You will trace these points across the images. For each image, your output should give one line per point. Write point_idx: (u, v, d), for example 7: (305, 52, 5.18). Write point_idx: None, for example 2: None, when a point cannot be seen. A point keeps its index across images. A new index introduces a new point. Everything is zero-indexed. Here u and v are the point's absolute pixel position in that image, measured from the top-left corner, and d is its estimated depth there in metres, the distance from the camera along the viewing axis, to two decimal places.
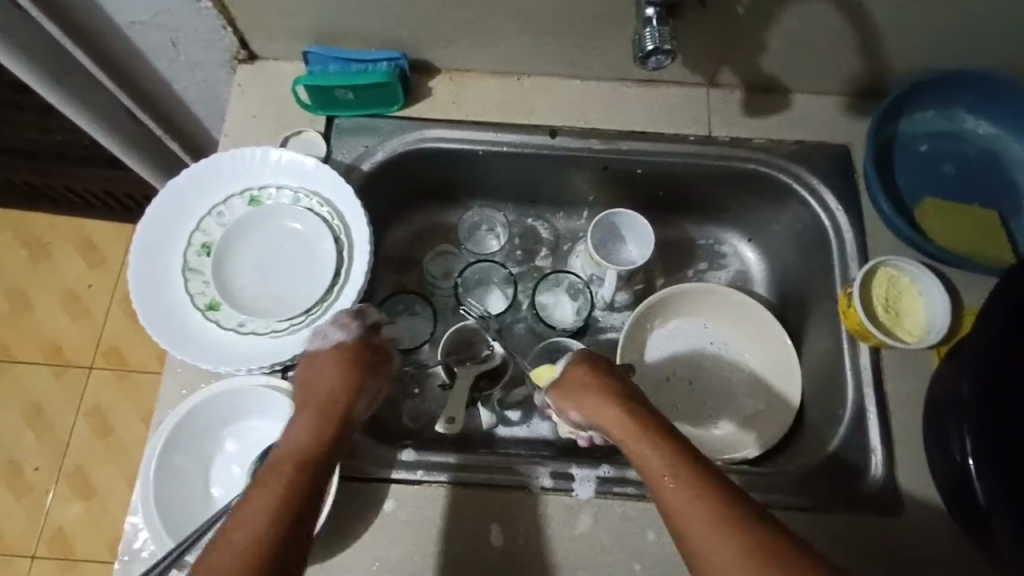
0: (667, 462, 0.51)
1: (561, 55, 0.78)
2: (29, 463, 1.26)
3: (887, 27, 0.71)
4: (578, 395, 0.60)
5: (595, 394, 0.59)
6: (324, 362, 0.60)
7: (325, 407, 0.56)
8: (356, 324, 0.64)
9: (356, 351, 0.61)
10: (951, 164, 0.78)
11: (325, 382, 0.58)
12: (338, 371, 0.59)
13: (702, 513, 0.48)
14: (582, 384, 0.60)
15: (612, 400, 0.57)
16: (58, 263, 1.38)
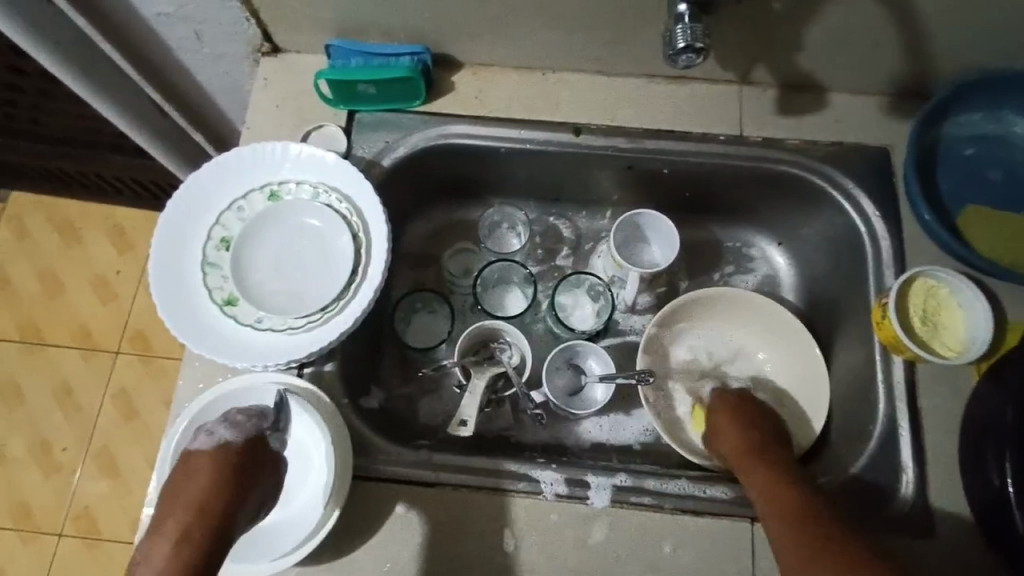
0: (790, 521, 0.56)
1: (588, 50, 0.76)
2: (58, 443, 1.29)
3: (934, 24, 0.67)
4: (721, 435, 0.68)
5: (727, 415, 0.69)
6: (202, 460, 0.56)
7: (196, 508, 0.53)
8: (246, 421, 0.59)
9: (243, 448, 0.58)
10: (998, 171, 0.74)
11: (203, 480, 0.55)
12: (214, 472, 0.55)
13: (802, 527, 0.55)
14: (725, 422, 0.68)
15: (741, 429, 0.67)
16: (88, 248, 1.40)
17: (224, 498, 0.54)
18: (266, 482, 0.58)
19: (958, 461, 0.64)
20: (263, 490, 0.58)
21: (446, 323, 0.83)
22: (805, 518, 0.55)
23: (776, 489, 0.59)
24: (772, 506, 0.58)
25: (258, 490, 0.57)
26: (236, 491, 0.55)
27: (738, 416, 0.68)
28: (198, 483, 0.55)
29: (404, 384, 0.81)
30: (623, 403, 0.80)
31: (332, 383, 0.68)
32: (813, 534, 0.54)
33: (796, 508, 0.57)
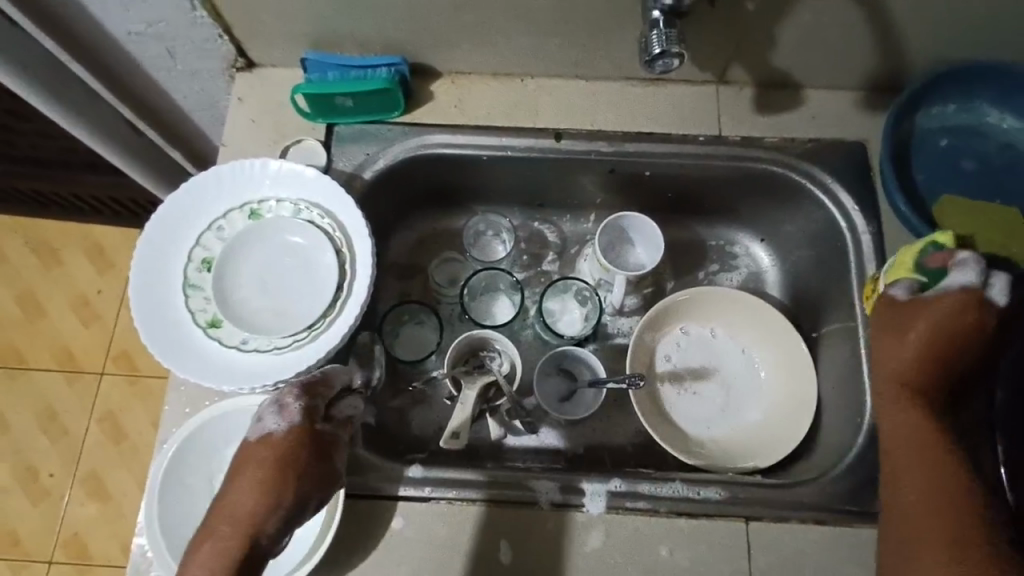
0: (947, 473, 0.56)
1: (566, 55, 0.76)
2: (44, 469, 1.27)
3: (905, 21, 0.68)
4: (890, 339, 0.62)
5: (926, 316, 0.60)
6: (260, 459, 0.55)
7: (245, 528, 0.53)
8: (296, 407, 0.58)
9: (292, 446, 0.56)
10: (973, 161, 0.75)
11: (262, 463, 0.55)
12: (267, 464, 0.55)
13: (938, 510, 0.54)
14: (910, 324, 0.60)
15: (921, 362, 0.60)
16: (67, 269, 1.38)
17: (268, 496, 0.54)
18: (314, 483, 0.56)
19: None
20: (311, 493, 0.56)
21: (435, 334, 0.82)
22: (940, 502, 0.54)
23: (917, 468, 0.57)
24: (905, 482, 0.57)
25: (306, 494, 0.55)
26: (281, 486, 0.54)
27: (934, 320, 0.59)
28: (252, 493, 0.54)
29: (394, 398, 0.80)
30: (615, 406, 0.80)
31: None
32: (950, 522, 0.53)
33: (933, 487, 0.55)
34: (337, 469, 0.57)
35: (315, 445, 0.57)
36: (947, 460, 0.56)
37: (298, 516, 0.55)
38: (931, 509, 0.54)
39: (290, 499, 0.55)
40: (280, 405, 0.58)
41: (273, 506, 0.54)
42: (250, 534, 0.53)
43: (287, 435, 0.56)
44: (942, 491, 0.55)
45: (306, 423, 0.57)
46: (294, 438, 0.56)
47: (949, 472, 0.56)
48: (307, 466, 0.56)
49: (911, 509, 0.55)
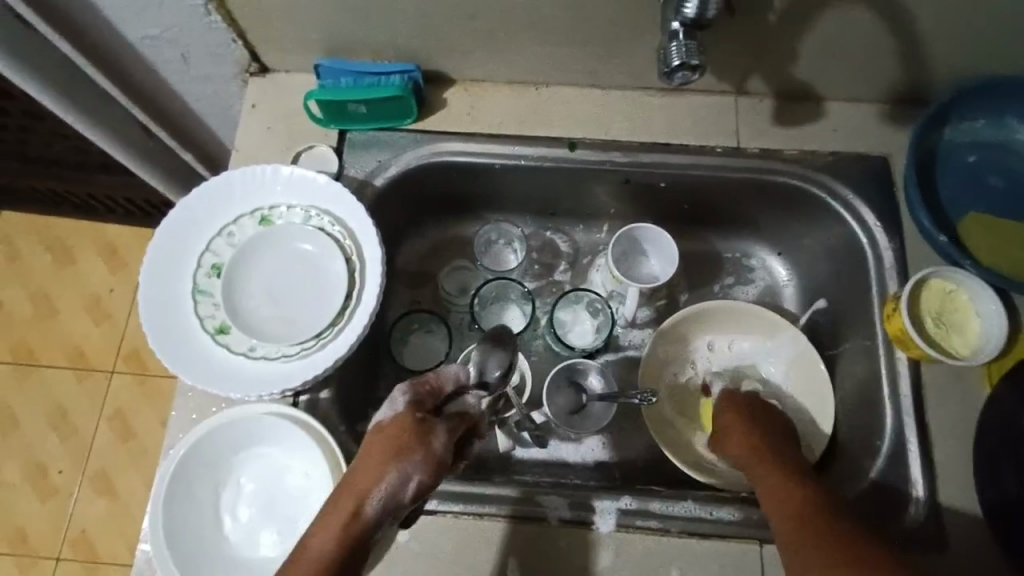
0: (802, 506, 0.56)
1: (582, 64, 0.75)
2: (53, 466, 1.27)
3: (931, 34, 0.67)
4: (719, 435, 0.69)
5: (732, 419, 0.68)
6: (371, 448, 0.53)
7: (350, 515, 0.50)
8: (404, 398, 0.56)
9: (395, 433, 0.53)
10: (999, 177, 0.73)
11: (368, 452, 0.53)
12: (373, 453, 0.53)
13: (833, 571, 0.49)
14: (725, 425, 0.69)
15: (757, 451, 0.64)
16: (80, 269, 1.39)
17: (368, 483, 0.51)
18: (418, 469, 0.52)
19: (970, 474, 0.64)
20: (415, 480, 0.52)
21: (444, 343, 0.81)
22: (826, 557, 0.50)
23: (801, 536, 0.53)
24: (799, 555, 0.52)
25: (409, 479, 0.52)
26: (380, 472, 0.51)
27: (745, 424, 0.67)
28: (362, 481, 0.51)
29: None
30: (626, 420, 0.79)
31: (328, 412, 0.66)
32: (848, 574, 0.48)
33: (819, 546, 0.51)
34: (439, 455, 0.54)
35: (421, 436, 0.54)
36: (815, 518, 0.54)
37: (399, 505, 0.52)
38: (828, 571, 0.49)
39: (393, 485, 0.51)
40: (389, 400, 0.57)
41: (377, 492, 0.51)
42: (349, 522, 0.50)
43: (393, 425, 0.54)
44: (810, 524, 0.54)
45: (412, 412, 0.55)
46: (400, 425, 0.54)
47: (829, 530, 0.53)
48: (411, 456, 0.52)
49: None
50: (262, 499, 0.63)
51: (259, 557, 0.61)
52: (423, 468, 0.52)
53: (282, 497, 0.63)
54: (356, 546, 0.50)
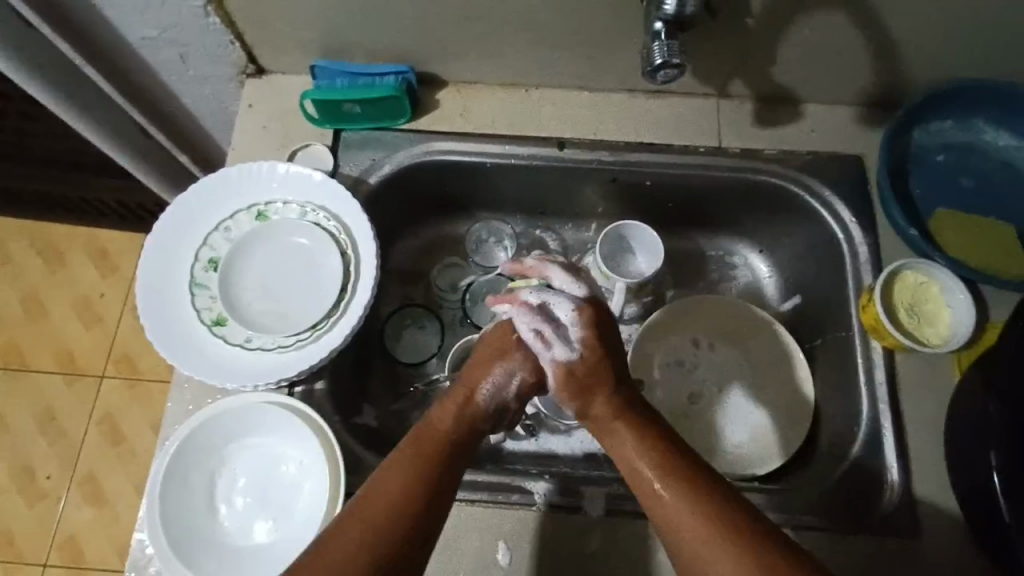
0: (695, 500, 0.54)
1: (570, 67, 0.78)
2: (41, 470, 1.27)
3: (901, 39, 0.70)
4: (580, 389, 0.63)
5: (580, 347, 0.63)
6: (486, 348, 0.66)
7: (467, 398, 0.62)
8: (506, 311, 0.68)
9: (501, 339, 0.66)
10: (969, 177, 0.76)
11: (482, 351, 0.66)
12: (485, 354, 0.65)
13: (688, 513, 0.53)
14: (587, 376, 0.63)
15: (603, 385, 0.63)
16: (70, 272, 1.39)
17: (477, 377, 0.64)
18: (521, 368, 0.64)
19: (944, 459, 0.66)
20: (519, 374, 0.64)
21: (436, 338, 0.84)
22: (680, 500, 0.54)
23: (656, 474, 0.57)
24: (653, 497, 0.56)
25: (514, 374, 0.64)
26: (488, 366, 0.64)
27: (591, 356, 0.63)
28: (474, 376, 0.64)
29: (396, 401, 0.81)
30: None
31: (324, 401, 0.67)
32: (701, 519, 0.53)
33: (675, 489, 0.55)
34: (540, 357, 0.64)
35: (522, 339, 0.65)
36: (675, 469, 0.56)
37: (505, 398, 0.64)
38: (686, 515, 0.53)
39: (501, 379, 0.64)
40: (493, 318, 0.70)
41: (488, 383, 0.63)
42: (463, 402, 0.62)
43: (499, 330, 0.66)
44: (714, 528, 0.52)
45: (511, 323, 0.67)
46: (506, 331, 0.66)
47: (685, 473, 0.56)
48: (516, 356, 0.64)
49: (670, 522, 0.54)
50: (256, 488, 0.64)
51: (254, 543, 0.62)
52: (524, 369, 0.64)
53: (276, 485, 0.64)
54: (472, 426, 0.61)
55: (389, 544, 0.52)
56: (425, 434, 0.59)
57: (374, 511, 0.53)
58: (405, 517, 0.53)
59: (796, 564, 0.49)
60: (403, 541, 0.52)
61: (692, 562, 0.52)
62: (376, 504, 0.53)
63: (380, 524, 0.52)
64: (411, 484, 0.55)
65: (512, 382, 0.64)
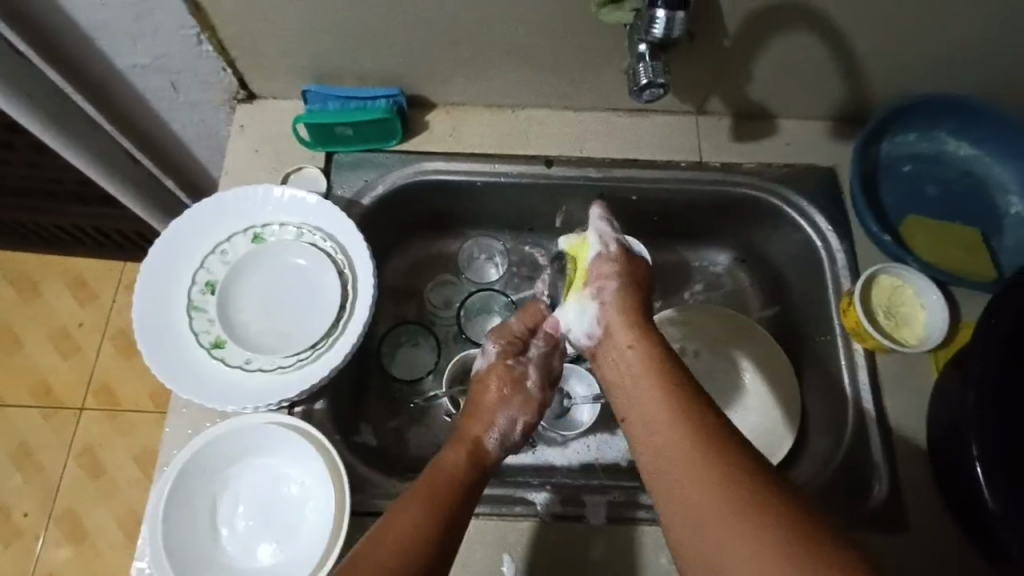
0: (699, 431, 0.53)
1: (555, 88, 0.81)
2: (17, 507, 1.23)
3: (865, 58, 0.75)
4: (622, 276, 0.68)
5: (618, 290, 0.67)
6: (485, 388, 0.69)
7: (475, 445, 0.64)
8: (497, 347, 0.71)
9: (500, 379, 0.69)
10: (934, 186, 0.81)
11: (479, 394, 0.69)
12: (487, 394, 0.68)
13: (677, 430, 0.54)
14: (626, 271, 0.69)
15: (631, 304, 0.66)
16: (47, 302, 1.36)
17: (481, 424, 0.66)
18: (522, 412, 0.68)
19: (927, 454, 0.69)
20: (521, 418, 0.68)
21: (431, 355, 0.85)
22: (674, 418, 0.55)
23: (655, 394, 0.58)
24: (650, 412, 0.57)
25: (516, 421, 0.68)
26: (492, 410, 0.67)
27: (627, 300, 0.67)
28: (479, 425, 0.66)
29: (393, 418, 0.81)
30: (609, 423, 0.82)
31: (324, 420, 0.68)
32: (706, 448, 0.52)
33: (670, 408, 0.56)
34: (536, 398, 0.70)
35: (523, 380, 0.70)
36: (682, 400, 0.56)
37: (512, 442, 0.67)
38: (673, 433, 0.54)
39: (504, 427, 0.67)
40: (478, 357, 0.72)
41: (493, 432, 0.66)
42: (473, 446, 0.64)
43: (495, 371, 0.69)
44: (718, 463, 0.50)
45: (504, 360, 0.70)
46: (500, 376, 0.69)
47: (688, 402, 0.56)
48: (516, 398, 0.69)
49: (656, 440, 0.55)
50: (258, 510, 0.64)
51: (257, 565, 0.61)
52: (525, 409, 0.69)
53: (278, 507, 0.64)
54: (481, 470, 0.62)
55: (417, 559, 0.51)
56: (437, 472, 0.59)
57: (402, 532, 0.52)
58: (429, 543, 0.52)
59: (795, 516, 0.46)
60: (429, 563, 0.51)
61: (680, 487, 0.51)
62: (396, 530, 0.52)
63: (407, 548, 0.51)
64: (430, 514, 0.54)
65: (517, 428, 0.68)
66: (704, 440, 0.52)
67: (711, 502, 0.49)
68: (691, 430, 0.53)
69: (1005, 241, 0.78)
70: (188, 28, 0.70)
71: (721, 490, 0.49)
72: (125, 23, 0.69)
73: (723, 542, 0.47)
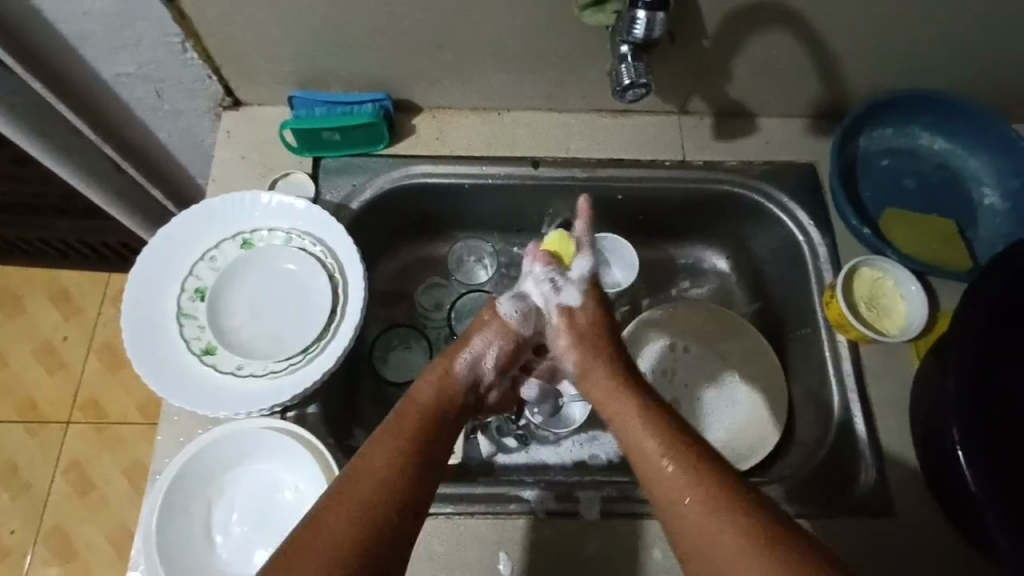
0: (692, 475, 0.52)
1: (540, 90, 0.82)
2: (5, 525, 1.21)
3: (841, 56, 0.77)
4: (585, 342, 0.66)
5: (591, 364, 0.65)
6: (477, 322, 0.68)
7: (445, 372, 0.63)
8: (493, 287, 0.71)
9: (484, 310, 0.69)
10: (911, 179, 0.83)
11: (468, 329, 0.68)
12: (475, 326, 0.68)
13: (695, 502, 0.51)
14: (589, 330, 0.67)
15: (609, 370, 0.64)
16: (31, 315, 1.35)
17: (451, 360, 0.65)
18: (496, 341, 0.66)
19: (911, 440, 0.71)
20: (496, 346, 0.66)
21: (424, 357, 0.85)
22: (691, 491, 0.51)
23: (662, 464, 0.54)
24: (662, 483, 0.53)
25: (491, 343, 0.66)
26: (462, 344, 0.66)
27: (604, 371, 0.64)
28: (451, 352, 0.66)
29: (385, 420, 0.81)
30: (600, 420, 0.83)
31: (317, 423, 0.68)
32: (697, 497, 0.51)
33: (671, 466, 0.54)
34: (514, 326, 0.67)
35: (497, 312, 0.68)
36: (672, 440, 0.55)
37: (481, 370, 0.65)
38: (691, 506, 0.51)
39: (479, 349, 0.66)
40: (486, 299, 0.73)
41: (467, 353, 0.65)
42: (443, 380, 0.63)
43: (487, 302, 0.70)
44: (716, 507, 0.50)
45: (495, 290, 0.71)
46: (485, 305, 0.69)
47: (680, 443, 0.55)
48: (489, 327, 0.67)
49: (674, 515, 0.52)
50: (253, 516, 0.64)
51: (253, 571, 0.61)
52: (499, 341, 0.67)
53: (273, 512, 0.64)
54: (450, 406, 0.62)
55: (369, 520, 0.49)
56: (411, 405, 0.60)
57: (361, 491, 0.50)
58: (398, 489, 0.52)
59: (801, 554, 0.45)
60: (382, 520, 0.49)
61: (688, 544, 0.50)
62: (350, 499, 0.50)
63: (364, 508, 0.49)
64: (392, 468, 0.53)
65: (486, 356, 0.66)
66: (716, 506, 0.50)
67: (719, 556, 0.48)
68: (690, 478, 0.52)
69: (979, 231, 0.81)
70: (172, 36, 0.70)
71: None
72: (108, 31, 0.69)
73: None
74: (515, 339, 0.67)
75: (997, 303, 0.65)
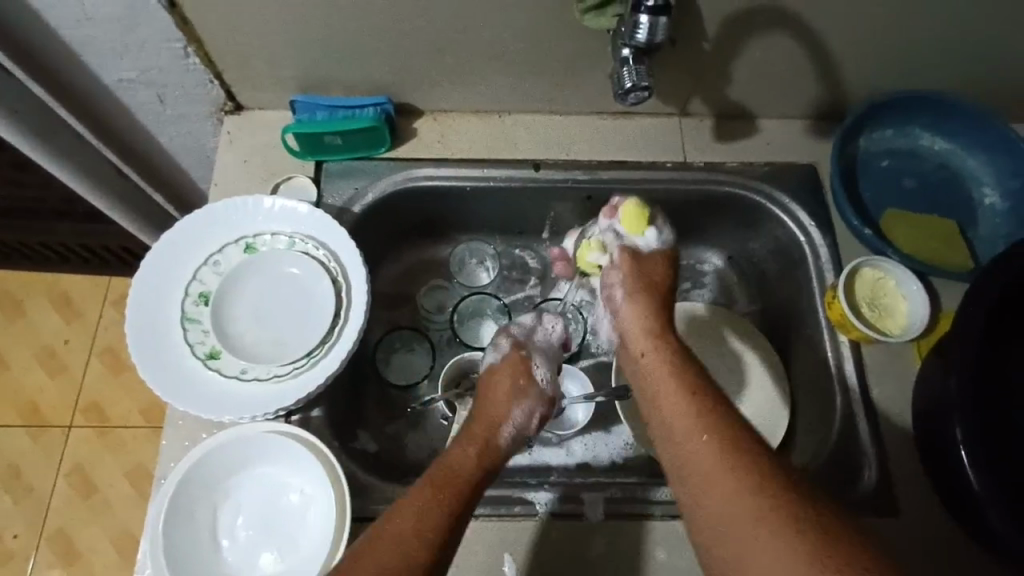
0: (709, 422, 0.55)
1: (541, 93, 0.82)
2: (8, 530, 1.21)
3: (840, 58, 0.77)
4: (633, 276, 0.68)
5: (637, 296, 0.67)
6: (501, 384, 0.68)
7: (487, 441, 0.64)
8: (507, 345, 0.72)
9: (508, 374, 0.69)
10: (911, 179, 0.83)
11: (490, 392, 0.68)
12: (500, 391, 0.68)
13: (706, 442, 0.54)
14: (646, 270, 0.69)
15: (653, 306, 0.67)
16: (33, 320, 1.35)
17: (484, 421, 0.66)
18: (534, 408, 0.68)
19: (913, 440, 0.71)
20: (534, 414, 0.68)
21: (426, 359, 0.85)
22: (706, 433, 0.54)
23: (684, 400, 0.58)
24: (679, 420, 0.57)
25: (534, 412, 0.68)
26: (495, 410, 0.66)
27: (647, 306, 0.67)
28: (492, 420, 0.66)
29: (389, 423, 0.82)
30: (603, 421, 0.83)
31: (321, 427, 0.68)
32: (711, 440, 0.54)
33: (691, 411, 0.57)
34: (548, 392, 0.70)
35: (530, 386, 0.69)
36: (695, 389, 0.58)
37: (526, 436, 0.68)
38: (701, 444, 0.54)
39: (522, 419, 0.67)
40: (487, 351, 0.72)
41: (508, 425, 0.66)
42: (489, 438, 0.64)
43: (507, 364, 0.70)
44: (731, 453, 0.52)
45: (516, 351, 0.71)
46: (511, 369, 0.69)
47: (703, 394, 0.58)
48: (523, 400, 0.68)
49: (682, 447, 0.55)
50: (258, 520, 0.64)
51: None
52: (529, 412, 0.68)
53: (278, 516, 0.64)
54: (490, 470, 0.62)
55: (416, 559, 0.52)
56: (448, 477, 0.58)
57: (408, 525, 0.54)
58: (427, 547, 0.53)
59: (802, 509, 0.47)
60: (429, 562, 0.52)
61: (694, 483, 0.53)
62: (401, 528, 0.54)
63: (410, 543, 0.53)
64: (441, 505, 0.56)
65: (531, 425, 0.68)
66: (727, 450, 0.52)
67: (726, 498, 0.50)
68: (709, 425, 0.55)
69: (980, 231, 0.81)
70: (174, 41, 0.71)
71: (758, 530, 0.47)
72: (111, 38, 0.70)
73: (744, 549, 0.48)
74: (546, 411, 0.70)
75: (998, 302, 0.65)
